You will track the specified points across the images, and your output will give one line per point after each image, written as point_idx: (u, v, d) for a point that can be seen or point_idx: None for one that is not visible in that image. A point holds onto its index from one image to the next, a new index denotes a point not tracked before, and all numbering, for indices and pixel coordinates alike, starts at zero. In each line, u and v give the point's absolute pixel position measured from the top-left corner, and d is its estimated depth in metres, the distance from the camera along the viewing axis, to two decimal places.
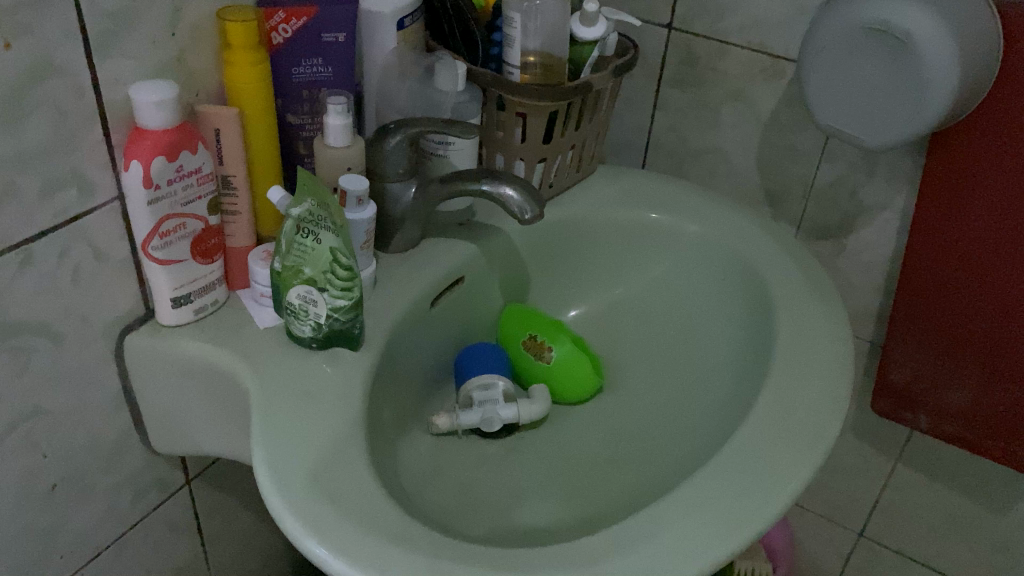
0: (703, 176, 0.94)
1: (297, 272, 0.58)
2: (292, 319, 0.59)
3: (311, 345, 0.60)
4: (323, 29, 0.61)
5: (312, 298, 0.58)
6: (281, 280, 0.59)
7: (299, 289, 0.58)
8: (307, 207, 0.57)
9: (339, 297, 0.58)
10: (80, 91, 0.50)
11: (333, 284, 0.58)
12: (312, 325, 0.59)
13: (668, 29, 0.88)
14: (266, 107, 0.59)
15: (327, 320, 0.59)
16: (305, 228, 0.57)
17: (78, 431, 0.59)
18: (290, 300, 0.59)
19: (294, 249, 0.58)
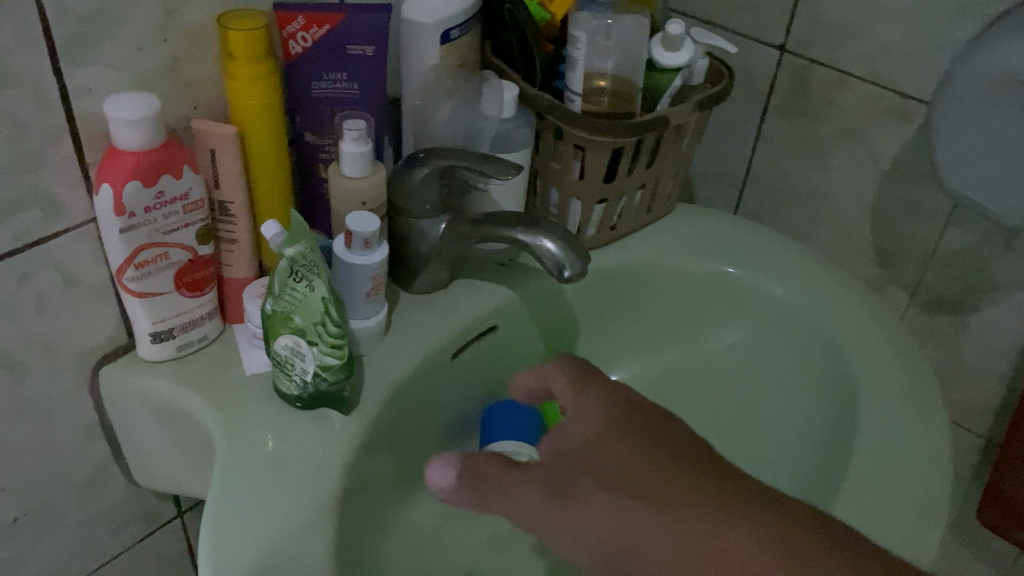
0: (805, 223, 0.80)
1: (285, 319, 0.50)
2: (279, 371, 0.52)
3: (296, 403, 0.52)
4: (348, 41, 0.53)
5: (299, 352, 0.50)
6: (270, 325, 0.51)
7: (287, 339, 0.50)
8: (302, 249, 0.49)
9: (330, 355, 0.50)
10: (43, 101, 0.44)
11: (324, 340, 0.50)
12: (297, 381, 0.51)
13: (780, 51, 0.74)
14: (273, 126, 0.52)
15: (315, 378, 0.51)
16: (297, 273, 0.49)
17: (43, 464, 0.54)
18: (276, 349, 0.51)
19: (286, 293, 0.50)
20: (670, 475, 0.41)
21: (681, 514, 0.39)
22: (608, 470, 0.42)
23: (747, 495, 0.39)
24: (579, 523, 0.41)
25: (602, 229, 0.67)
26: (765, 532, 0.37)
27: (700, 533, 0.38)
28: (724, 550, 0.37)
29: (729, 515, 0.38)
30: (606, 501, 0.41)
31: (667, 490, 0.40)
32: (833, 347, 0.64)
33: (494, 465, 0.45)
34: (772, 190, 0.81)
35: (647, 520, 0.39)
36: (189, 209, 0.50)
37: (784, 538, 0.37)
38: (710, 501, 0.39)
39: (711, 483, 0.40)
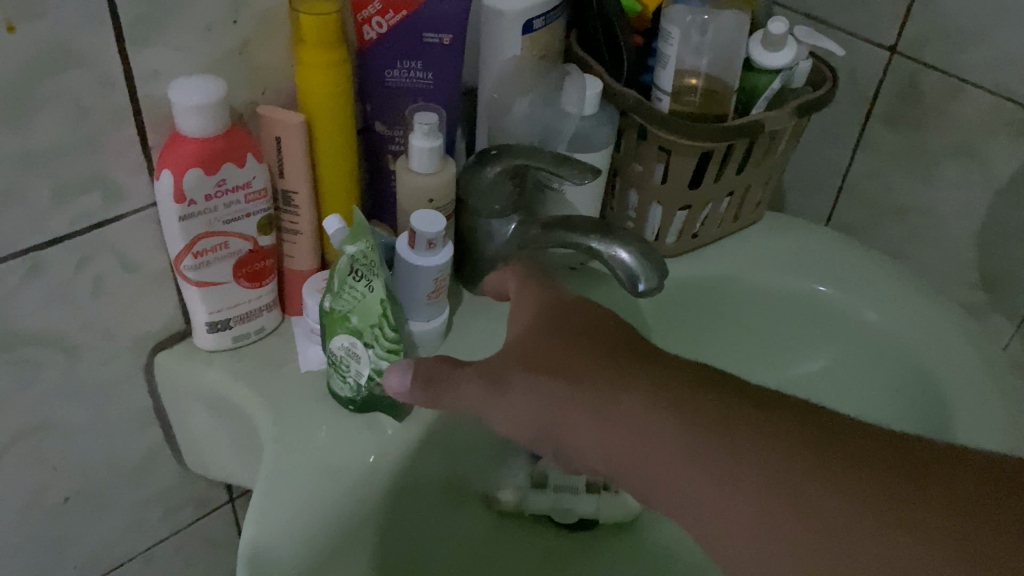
0: (903, 239, 0.74)
1: (342, 318, 0.48)
2: (332, 371, 0.49)
3: (348, 406, 0.50)
4: (425, 28, 0.50)
5: (354, 353, 0.48)
6: (326, 323, 0.49)
7: (343, 339, 0.48)
8: (363, 247, 0.46)
9: (387, 359, 0.47)
10: (107, 83, 0.42)
11: (380, 344, 0.47)
12: (351, 384, 0.49)
13: (891, 53, 0.68)
14: (343, 115, 0.49)
15: (368, 382, 0.48)
16: (356, 272, 0.47)
17: (96, 447, 0.53)
18: (331, 348, 0.49)
19: (345, 291, 0.48)
20: (589, 370, 0.38)
21: (618, 405, 0.37)
22: (544, 357, 0.39)
23: (681, 378, 0.37)
24: (521, 405, 0.39)
25: (682, 236, 0.63)
26: (696, 406, 0.35)
27: (632, 417, 0.36)
28: (656, 435, 0.35)
29: (666, 394, 0.36)
30: (541, 389, 0.38)
31: (598, 388, 0.37)
32: (928, 380, 0.59)
33: (450, 366, 0.41)
34: (870, 201, 0.75)
35: (582, 417, 0.37)
36: (251, 198, 0.48)
37: (703, 403, 0.35)
38: (639, 393, 0.36)
39: (652, 375, 0.37)
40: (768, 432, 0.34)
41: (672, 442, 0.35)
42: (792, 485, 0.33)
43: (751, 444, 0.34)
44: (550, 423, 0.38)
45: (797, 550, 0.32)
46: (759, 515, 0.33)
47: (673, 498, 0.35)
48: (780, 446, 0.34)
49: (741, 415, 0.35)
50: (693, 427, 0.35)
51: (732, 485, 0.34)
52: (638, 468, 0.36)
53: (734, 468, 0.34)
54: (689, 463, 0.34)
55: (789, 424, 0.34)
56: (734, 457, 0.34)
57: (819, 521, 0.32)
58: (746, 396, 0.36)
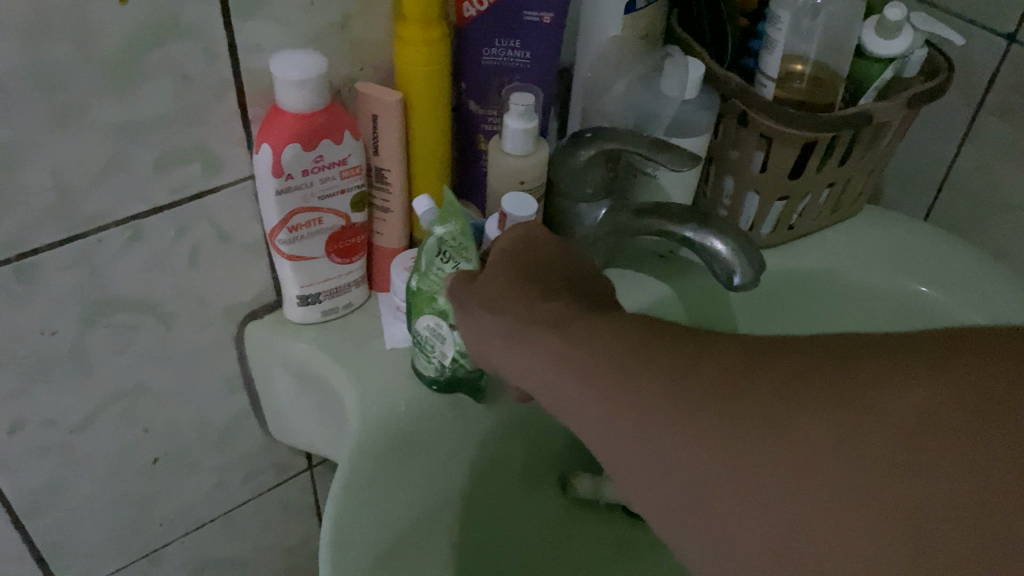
0: (1010, 238, 0.71)
1: (428, 301, 0.47)
2: (417, 351, 0.49)
3: (433, 387, 0.50)
4: (526, 7, 0.49)
5: (439, 334, 0.47)
6: (413, 303, 0.48)
7: (429, 319, 0.47)
8: (452, 229, 0.46)
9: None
10: (211, 55, 0.42)
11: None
12: (435, 364, 0.48)
13: (1010, 42, 0.64)
14: (439, 94, 0.49)
15: (452, 363, 0.48)
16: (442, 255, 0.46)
17: (184, 410, 0.54)
18: (417, 328, 0.48)
19: (431, 273, 0.47)
20: (541, 312, 0.38)
21: (553, 343, 0.35)
22: (505, 298, 0.40)
23: (619, 322, 0.34)
24: (489, 340, 0.40)
25: (778, 228, 0.61)
26: (573, 321, 0.36)
27: (562, 357, 0.34)
28: (539, 350, 0.36)
29: (594, 335, 0.34)
30: (498, 323, 0.39)
31: (542, 327, 0.37)
32: None
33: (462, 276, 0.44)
34: (976, 197, 0.71)
35: (529, 354, 0.36)
36: (346, 175, 0.48)
37: (627, 343, 0.32)
38: (572, 335, 0.35)
39: (593, 319, 0.35)
40: (683, 367, 0.30)
41: (547, 351, 0.35)
42: (692, 414, 0.29)
43: (661, 376, 0.30)
44: (510, 358, 0.39)
45: (701, 482, 0.28)
46: (665, 446, 0.29)
47: (594, 438, 0.32)
48: (695, 375, 0.30)
49: (661, 345, 0.32)
50: (610, 362, 0.32)
51: (638, 415, 0.30)
52: (568, 408, 0.34)
53: (642, 401, 0.30)
54: (607, 397, 0.31)
55: (705, 354, 0.30)
56: (645, 389, 0.30)
57: (724, 451, 0.28)
58: (679, 336, 0.32)
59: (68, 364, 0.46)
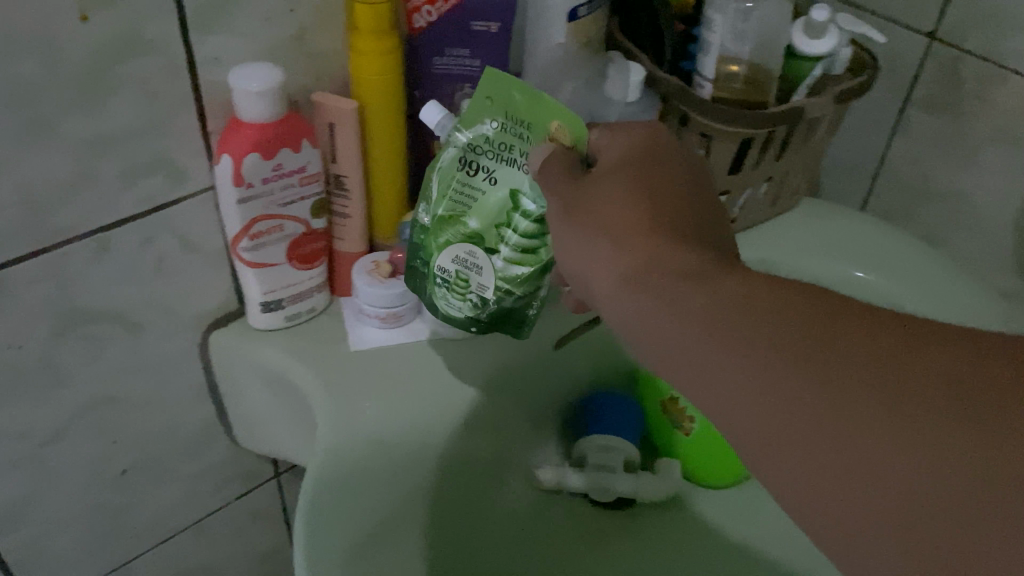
0: (941, 225, 0.75)
1: (457, 224, 0.47)
2: (444, 291, 0.49)
3: (470, 328, 0.50)
4: (474, 16, 0.51)
5: (475, 261, 0.48)
6: (435, 234, 0.48)
7: (461, 249, 0.48)
8: (484, 132, 0.46)
9: (512, 267, 0.47)
10: (173, 70, 0.43)
11: (506, 243, 0.47)
12: (472, 302, 0.49)
13: (931, 39, 0.68)
14: (393, 102, 0.51)
15: (494, 294, 0.48)
16: (482, 166, 0.47)
17: (154, 420, 0.55)
18: (444, 265, 0.49)
19: (456, 192, 0.47)
20: (666, 256, 0.35)
21: (686, 301, 0.33)
22: (617, 222, 0.38)
23: (773, 292, 0.31)
24: (590, 266, 0.38)
25: None
26: (715, 284, 0.33)
27: (692, 322, 0.32)
28: (665, 309, 0.33)
29: (743, 306, 0.31)
30: (610, 257, 0.37)
31: (674, 278, 0.34)
32: None
33: (561, 173, 0.41)
34: (907, 186, 0.75)
35: (641, 302, 0.35)
36: (304, 181, 0.50)
37: (787, 321, 0.30)
38: (714, 300, 0.32)
39: (735, 286, 0.32)
40: (852, 368, 0.28)
41: (685, 311, 0.33)
42: (852, 424, 0.27)
43: (823, 374, 0.28)
44: (614, 295, 0.36)
45: (840, 495, 0.27)
46: (808, 447, 0.28)
47: (713, 408, 0.31)
48: (859, 381, 0.28)
49: (838, 329, 0.29)
50: (761, 342, 0.30)
51: (787, 407, 0.29)
52: (687, 377, 0.32)
53: (796, 397, 0.28)
54: (755, 381, 0.30)
55: (874, 351, 0.28)
56: (805, 385, 0.28)
57: (868, 471, 0.27)
58: (850, 320, 0.29)
59: (39, 377, 0.47)
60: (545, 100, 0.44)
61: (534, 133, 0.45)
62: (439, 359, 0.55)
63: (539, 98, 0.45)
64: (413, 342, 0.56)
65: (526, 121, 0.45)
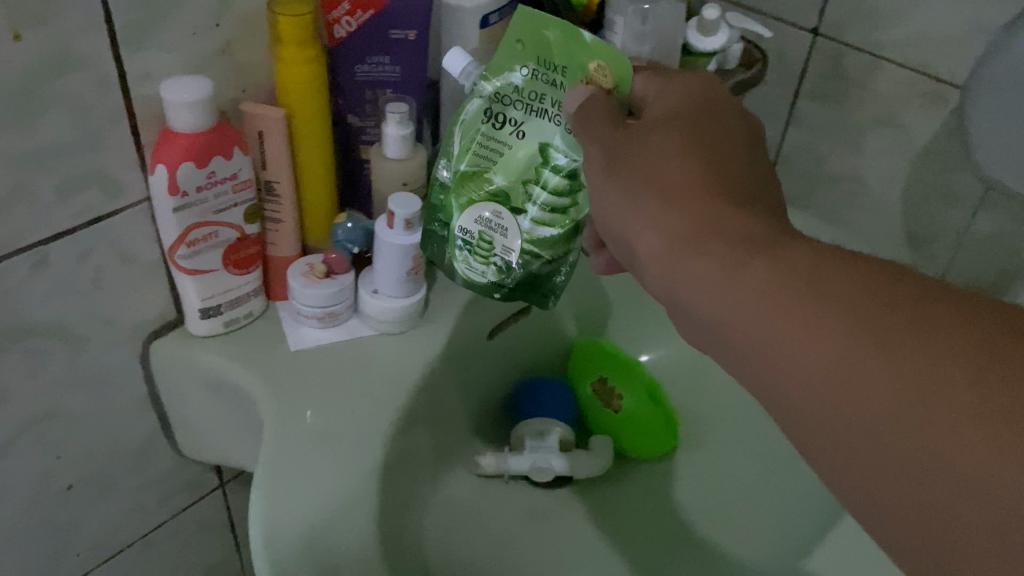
0: (836, 206, 0.81)
1: (486, 183, 0.53)
2: (470, 252, 0.55)
3: (493, 292, 0.56)
4: (391, 25, 0.54)
5: (501, 222, 0.53)
6: (463, 195, 0.54)
7: (488, 210, 0.53)
8: (513, 82, 0.51)
9: (540, 227, 0.53)
10: (104, 84, 0.45)
11: (535, 200, 0.52)
12: (497, 263, 0.54)
13: (814, 35, 0.74)
14: (320, 108, 0.53)
15: (519, 255, 0.54)
16: (509, 118, 0.52)
17: (97, 433, 0.56)
18: (472, 227, 0.54)
19: (486, 145, 0.53)
20: (722, 219, 0.35)
21: (750, 274, 0.32)
22: (673, 179, 0.37)
23: (850, 269, 0.30)
24: (634, 221, 0.38)
25: None
26: (783, 256, 0.32)
27: (759, 295, 0.31)
28: (727, 275, 0.32)
29: (818, 280, 0.30)
30: (653, 215, 0.37)
31: (736, 249, 0.33)
32: None
33: (603, 112, 0.43)
34: (803, 172, 0.81)
35: (701, 266, 0.33)
36: (238, 188, 0.52)
37: (869, 297, 0.29)
38: (788, 275, 0.31)
39: (804, 256, 0.32)
40: (937, 351, 0.27)
41: (752, 281, 0.31)
42: (927, 410, 0.26)
43: (906, 356, 0.27)
44: (665, 257, 0.35)
45: (910, 482, 0.27)
46: (879, 433, 0.27)
47: (778, 379, 0.30)
48: (941, 369, 0.26)
49: (928, 310, 0.28)
50: (835, 318, 0.29)
51: (862, 388, 0.28)
52: (751, 353, 0.31)
53: (872, 378, 0.27)
54: (833, 360, 0.28)
55: (964, 337, 0.27)
56: (882, 366, 0.27)
57: (940, 460, 0.26)
58: (937, 300, 0.28)
59: None
60: (581, 38, 0.49)
61: (566, 79, 0.50)
62: (379, 354, 0.57)
63: (576, 35, 0.50)
64: (351, 340, 0.58)
65: (559, 63, 0.50)
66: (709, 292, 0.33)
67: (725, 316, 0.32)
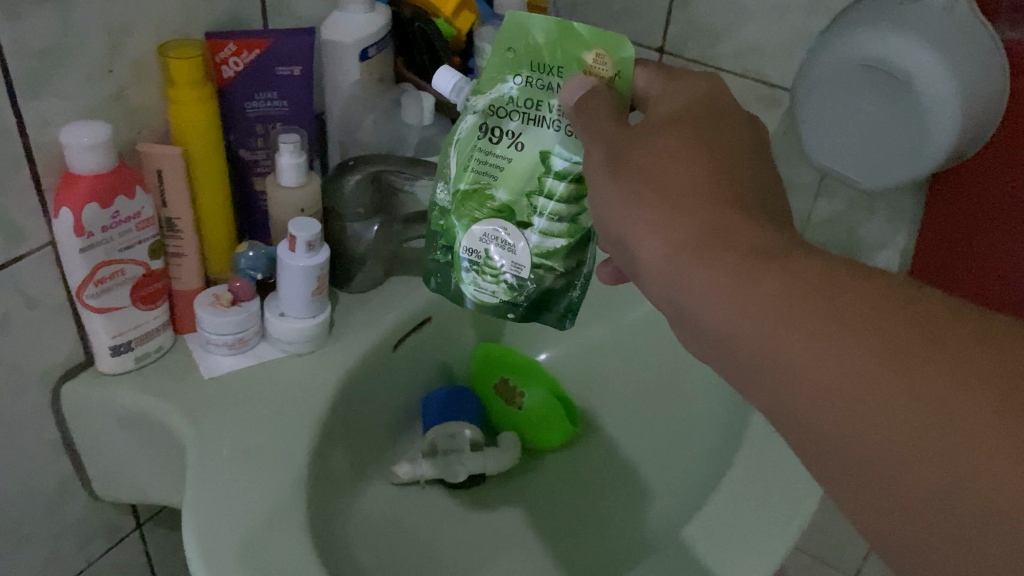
0: None
1: (487, 199, 0.49)
2: (477, 273, 0.51)
3: (508, 313, 0.52)
4: (276, 62, 0.58)
5: (507, 239, 0.50)
6: (464, 213, 0.50)
7: (491, 226, 0.50)
8: (508, 90, 0.48)
9: (549, 239, 0.49)
10: (4, 133, 0.47)
11: (542, 212, 0.49)
12: (508, 281, 0.51)
13: (660, 53, 0.82)
14: (214, 144, 0.56)
15: (532, 271, 0.50)
16: (506, 131, 0.48)
17: (11, 481, 0.56)
18: (477, 245, 0.50)
19: (483, 160, 0.49)
20: (730, 228, 0.37)
21: (761, 287, 0.34)
22: (680, 182, 0.39)
23: (858, 286, 0.32)
24: (634, 225, 0.39)
25: None
26: (793, 267, 0.34)
27: (771, 310, 0.33)
28: (738, 286, 0.34)
29: (835, 297, 0.32)
30: (653, 220, 0.38)
31: (745, 261, 0.35)
32: None
33: (607, 111, 0.43)
34: None
35: (709, 276, 0.35)
36: (141, 226, 0.53)
37: (888, 317, 0.31)
38: (803, 292, 0.33)
39: (815, 271, 0.34)
40: (953, 374, 0.29)
41: (765, 292, 0.34)
42: (938, 429, 0.28)
43: (922, 376, 0.29)
44: (668, 264, 0.37)
45: (910, 491, 0.29)
46: (889, 445, 0.29)
47: (788, 386, 0.32)
48: (955, 390, 0.29)
49: (939, 330, 0.30)
50: (853, 334, 0.31)
51: (875, 403, 0.30)
52: (761, 364, 0.33)
53: (886, 394, 0.29)
54: (848, 375, 0.30)
55: (978, 363, 0.29)
56: (898, 383, 0.29)
57: (947, 475, 0.28)
58: (952, 325, 0.30)
59: None
60: (575, 37, 0.46)
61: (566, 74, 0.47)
62: (291, 373, 0.60)
63: (568, 30, 0.46)
64: (262, 363, 0.60)
65: (555, 65, 0.47)
66: (719, 300, 0.35)
67: (737, 323, 0.34)
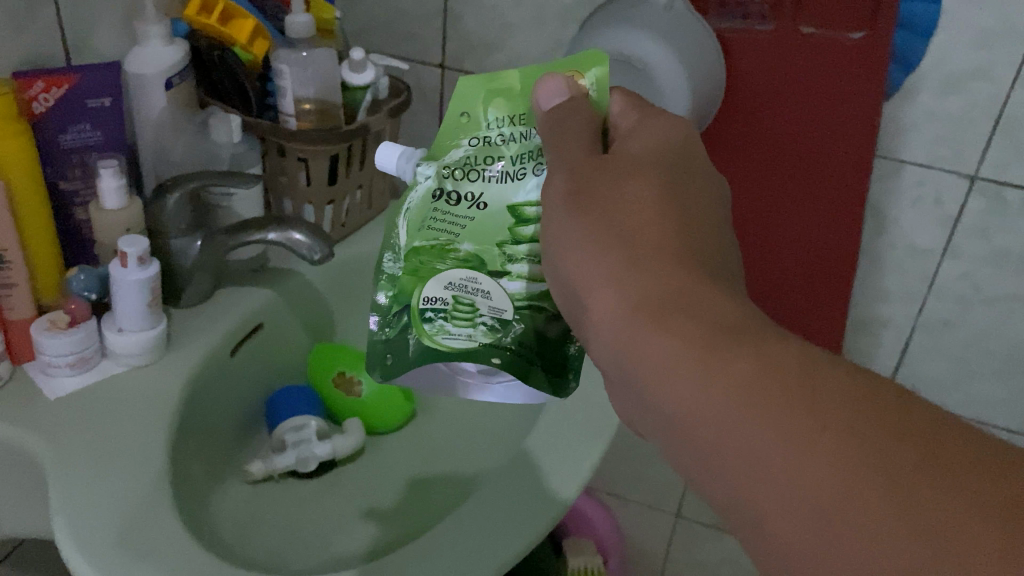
0: None
1: (451, 250, 0.47)
2: (444, 326, 0.48)
3: (493, 361, 0.48)
4: (85, 95, 0.62)
5: (477, 286, 0.48)
6: (422, 266, 0.48)
7: (457, 275, 0.48)
8: (466, 151, 0.47)
9: (531, 283, 0.47)
10: None
11: (517, 257, 0.47)
12: (484, 328, 0.48)
13: (442, 68, 0.91)
14: (33, 177, 0.59)
15: (512, 315, 0.48)
16: (464, 193, 0.47)
17: None
18: (442, 296, 0.48)
19: (443, 219, 0.47)
20: (693, 291, 0.37)
21: (734, 368, 0.34)
22: (640, 231, 0.40)
23: (843, 383, 0.33)
24: (591, 279, 0.40)
25: (335, 226, 0.81)
26: (770, 351, 0.34)
27: (746, 395, 0.33)
28: (708, 368, 0.34)
29: (819, 392, 0.32)
30: (607, 266, 0.39)
31: (710, 334, 0.35)
32: None
33: (582, 139, 0.43)
34: None
35: (668, 345, 0.35)
36: None
37: (880, 427, 0.31)
38: (784, 385, 0.33)
39: (793, 358, 0.34)
40: (951, 498, 0.29)
41: (742, 380, 0.33)
42: (922, 548, 0.28)
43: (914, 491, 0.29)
44: (623, 323, 0.38)
45: None
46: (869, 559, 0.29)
47: (762, 476, 0.32)
48: (948, 505, 0.29)
49: (939, 450, 0.30)
50: (842, 438, 0.31)
51: (861, 515, 0.30)
52: (725, 452, 0.33)
53: (869, 500, 0.30)
54: (834, 482, 0.30)
55: (974, 489, 0.29)
56: (891, 498, 0.29)
57: None
58: (952, 446, 0.30)
59: None
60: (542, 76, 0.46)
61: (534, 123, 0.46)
62: (137, 384, 0.63)
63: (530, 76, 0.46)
64: (105, 379, 0.63)
65: (513, 114, 0.46)
66: (685, 374, 0.35)
67: (707, 407, 0.34)
